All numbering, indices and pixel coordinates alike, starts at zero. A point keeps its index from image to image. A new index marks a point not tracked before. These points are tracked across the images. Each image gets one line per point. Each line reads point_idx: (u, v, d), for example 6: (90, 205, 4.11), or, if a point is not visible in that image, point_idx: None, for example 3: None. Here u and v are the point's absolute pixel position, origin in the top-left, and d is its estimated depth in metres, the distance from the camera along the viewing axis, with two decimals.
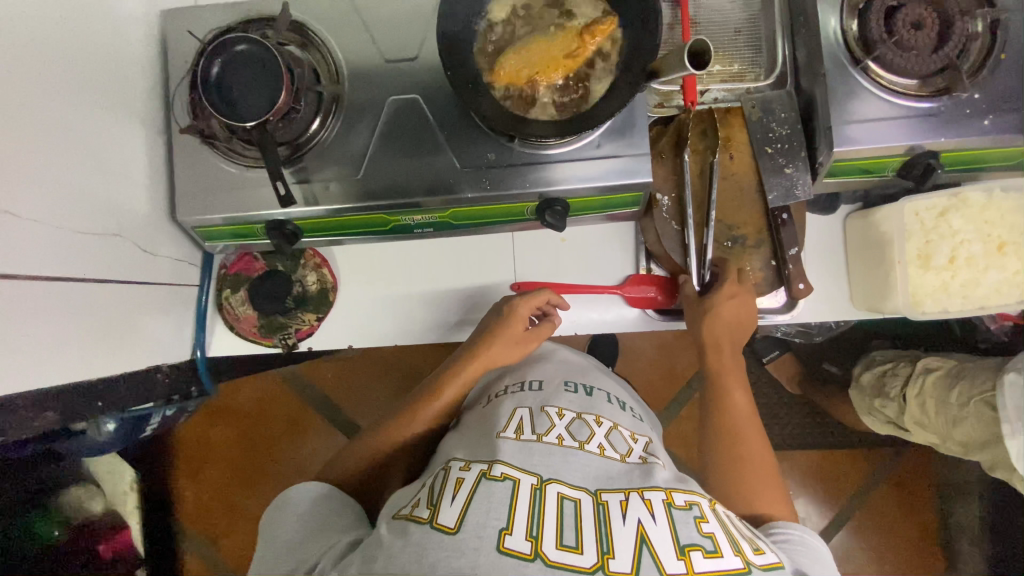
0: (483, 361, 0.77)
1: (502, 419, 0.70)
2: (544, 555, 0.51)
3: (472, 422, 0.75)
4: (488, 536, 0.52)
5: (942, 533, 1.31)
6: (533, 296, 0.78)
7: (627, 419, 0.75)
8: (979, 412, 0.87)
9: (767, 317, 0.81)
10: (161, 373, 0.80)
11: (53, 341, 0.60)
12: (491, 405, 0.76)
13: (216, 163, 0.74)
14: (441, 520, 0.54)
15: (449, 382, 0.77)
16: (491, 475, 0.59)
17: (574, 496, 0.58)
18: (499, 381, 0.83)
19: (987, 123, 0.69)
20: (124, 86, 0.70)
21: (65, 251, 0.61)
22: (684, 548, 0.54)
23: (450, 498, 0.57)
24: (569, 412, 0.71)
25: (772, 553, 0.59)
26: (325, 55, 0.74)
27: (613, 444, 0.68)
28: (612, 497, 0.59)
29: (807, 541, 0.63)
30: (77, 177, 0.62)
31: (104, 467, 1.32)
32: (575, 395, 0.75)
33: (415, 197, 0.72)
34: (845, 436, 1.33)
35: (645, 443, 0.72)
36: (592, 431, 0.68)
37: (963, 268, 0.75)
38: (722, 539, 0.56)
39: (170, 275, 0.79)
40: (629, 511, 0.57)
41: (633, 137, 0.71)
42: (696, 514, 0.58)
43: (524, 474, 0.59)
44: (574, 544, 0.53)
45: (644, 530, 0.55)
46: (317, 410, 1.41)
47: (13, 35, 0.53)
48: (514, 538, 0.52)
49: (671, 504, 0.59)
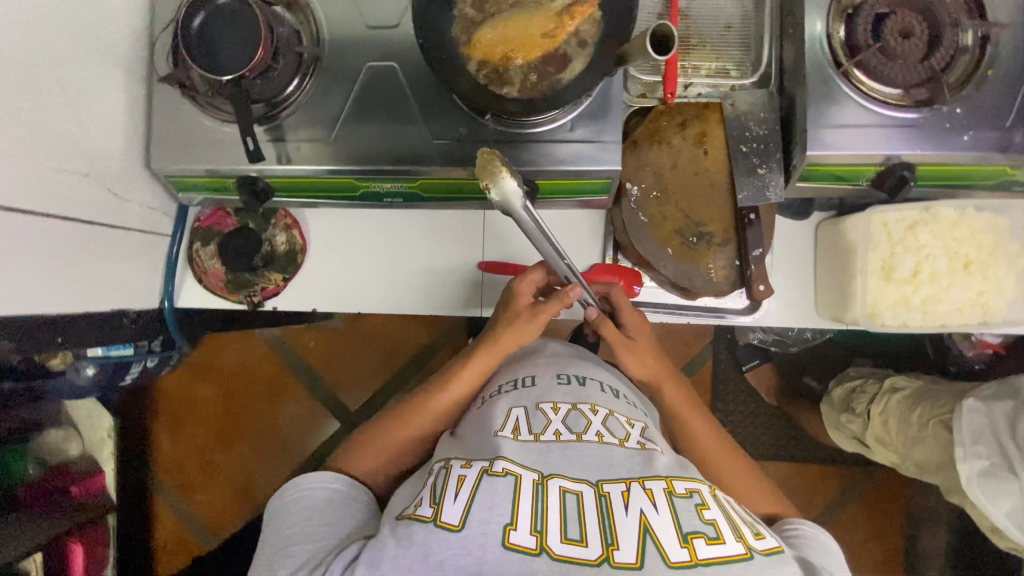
0: (496, 341, 0.78)
1: (498, 419, 0.69)
2: (550, 549, 0.53)
3: (470, 426, 0.73)
4: (493, 533, 0.54)
5: (907, 558, 1.30)
6: (528, 272, 0.81)
7: (624, 406, 0.73)
8: (936, 432, 0.86)
9: (729, 316, 0.82)
10: (129, 318, 0.82)
11: (18, 271, 0.61)
12: (485, 405, 0.74)
13: (194, 115, 0.74)
14: (444, 517, 0.56)
15: (464, 364, 0.80)
16: (493, 470, 0.60)
17: (576, 488, 0.59)
18: (494, 380, 0.80)
19: (966, 139, 0.67)
20: (107, 31, 0.70)
21: (35, 185, 0.62)
22: (687, 536, 0.55)
23: (453, 496, 0.58)
24: (563, 405, 0.70)
25: (773, 537, 0.59)
26: (308, 17, 0.74)
27: (611, 430, 0.67)
28: (614, 488, 0.59)
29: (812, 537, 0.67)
30: (50, 114, 0.63)
31: (84, 413, 1.30)
32: (568, 387, 0.73)
33: (383, 165, 0.72)
34: (817, 451, 1.32)
35: (641, 428, 0.70)
36: (588, 421, 0.67)
37: (926, 283, 0.74)
38: (724, 525, 0.57)
39: (140, 222, 0.80)
40: (631, 502, 0.58)
41: (606, 123, 0.71)
42: (697, 502, 0.59)
43: (525, 469, 0.60)
44: (578, 537, 0.55)
45: (647, 520, 0.56)
46: (295, 376, 1.43)
47: None
48: (519, 534, 0.54)
49: (672, 493, 0.59)
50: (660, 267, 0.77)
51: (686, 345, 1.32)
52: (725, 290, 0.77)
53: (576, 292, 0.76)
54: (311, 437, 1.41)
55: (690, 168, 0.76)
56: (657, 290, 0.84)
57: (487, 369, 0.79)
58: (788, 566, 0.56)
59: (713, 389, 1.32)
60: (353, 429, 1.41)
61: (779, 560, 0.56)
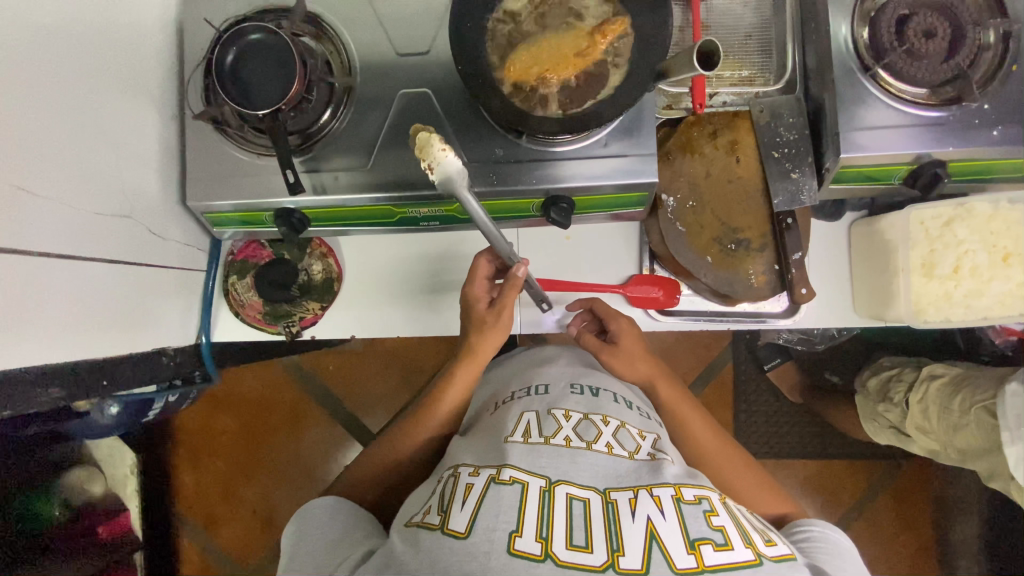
0: (472, 352, 0.75)
1: (510, 423, 0.69)
2: (554, 556, 0.52)
3: (482, 430, 0.72)
4: (497, 539, 0.53)
5: (941, 548, 1.30)
6: (473, 269, 0.75)
7: (636, 418, 0.72)
8: (978, 418, 0.88)
9: (769, 320, 0.82)
10: (166, 356, 0.81)
11: (61, 317, 0.61)
12: (498, 411, 0.74)
13: (228, 150, 0.74)
14: (452, 525, 0.56)
15: (450, 377, 0.77)
16: (500, 479, 0.59)
17: (583, 495, 0.59)
18: (505, 390, 0.81)
19: (996, 134, 0.68)
20: (138, 72, 0.71)
21: (76, 230, 0.62)
22: (693, 542, 0.55)
23: (461, 503, 0.58)
24: (575, 413, 0.69)
25: (783, 544, 0.61)
26: (339, 48, 0.75)
27: (621, 442, 0.66)
28: (621, 495, 0.59)
29: (828, 538, 0.66)
30: (89, 159, 0.63)
31: (105, 450, 1.34)
32: (581, 396, 0.72)
33: (421, 191, 0.73)
34: (845, 446, 1.32)
35: (652, 439, 0.69)
36: (599, 431, 0.67)
37: (967, 278, 0.76)
38: (732, 531, 0.57)
39: (178, 259, 0.80)
40: (638, 508, 0.58)
41: (640, 137, 0.72)
42: (706, 508, 0.59)
43: (532, 476, 0.59)
44: (583, 544, 0.54)
45: (653, 526, 0.56)
46: (319, 402, 1.41)
47: (20, 16, 0.53)
48: (524, 540, 0.53)
49: (680, 498, 0.59)
50: (700, 275, 0.78)
51: (707, 348, 1.33)
52: (769, 296, 0.77)
53: (524, 270, 0.70)
54: (335, 462, 1.40)
55: (723, 176, 0.78)
56: (694, 297, 0.85)
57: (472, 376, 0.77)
58: (801, 571, 0.57)
59: (737, 390, 1.33)
60: None
61: (790, 566, 0.57)
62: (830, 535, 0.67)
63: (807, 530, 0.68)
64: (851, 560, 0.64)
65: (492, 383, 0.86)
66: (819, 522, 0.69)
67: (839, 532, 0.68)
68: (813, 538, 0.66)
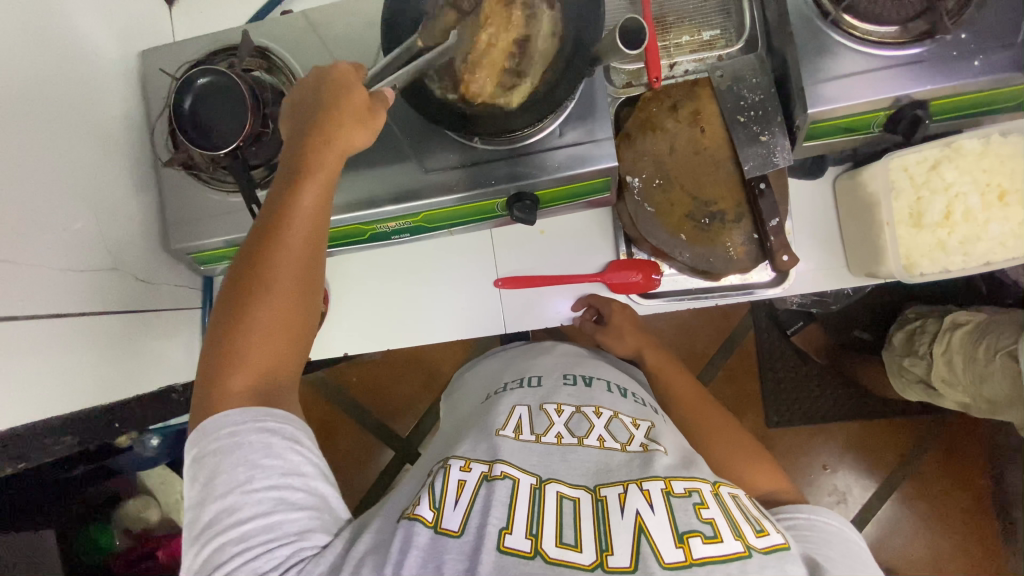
0: (302, 174, 0.59)
1: (501, 417, 0.67)
2: (544, 553, 0.50)
3: (473, 424, 0.70)
4: (488, 535, 0.51)
5: (1000, 503, 1.22)
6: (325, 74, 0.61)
7: (630, 407, 0.71)
8: (1003, 364, 0.84)
9: (755, 291, 0.81)
10: (176, 393, 0.87)
11: (66, 370, 0.66)
12: (489, 403, 0.73)
13: (202, 192, 0.77)
14: (446, 524, 0.53)
15: (277, 244, 0.58)
16: (491, 475, 0.57)
17: (573, 494, 0.56)
18: (497, 380, 0.79)
19: (977, 64, 0.63)
20: (107, 127, 0.74)
21: (66, 288, 0.66)
22: (682, 536, 0.52)
23: (453, 503, 0.55)
24: (567, 407, 0.68)
25: (776, 534, 0.55)
26: (290, 77, 0.76)
27: (614, 434, 0.64)
28: (611, 491, 0.56)
29: (815, 527, 0.62)
30: (68, 219, 0.67)
31: (155, 479, 1.25)
32: (574, 388, 0.72)
33: (383, 206, 0.72)
34: (882, 404, 1.26)
35: (647, 428, 0.67)
36: (591, 424, 0.65)
37: (961, 223, 0.72)
38: (722, 524, 0.54)
39: (171, 300, 0.85)
40: (627, 503, 0.54)
41: (594, 122, 0.70)
42: (696, 501, 0.56)
43: (524, 473, 0.57)
44: (573, 542, 0.51)
45: (642, 520, 0.53)
46: (346, 415, 1.43)
47: None
48: (514, 538, 0.51)
49: (670, 492, 0.56)
50: (676, 254, 0.77)
51: (723, 320, 1.30)
52: (749, 266, 0.77)
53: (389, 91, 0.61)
54: (368, 469, 1.41)
55: (690, 150, 0.76)
56: (678, 276, 0.85)
57: (315, 222, 0.60)
58: (792, 564, 0.52)
59: (758, 359, 1.29)
60: (406, 457, 1.39)
61: (779, 557, 0.52)
62: (818, 520, 0.62)
63: (791, 518, 0.63)
64: (842, 546, 0.60)
65: (471, 377, 0.87)
66: (805, 506, 0.65)
67: (827, 513, 0.64)
68: (799, 525, 0.62)
